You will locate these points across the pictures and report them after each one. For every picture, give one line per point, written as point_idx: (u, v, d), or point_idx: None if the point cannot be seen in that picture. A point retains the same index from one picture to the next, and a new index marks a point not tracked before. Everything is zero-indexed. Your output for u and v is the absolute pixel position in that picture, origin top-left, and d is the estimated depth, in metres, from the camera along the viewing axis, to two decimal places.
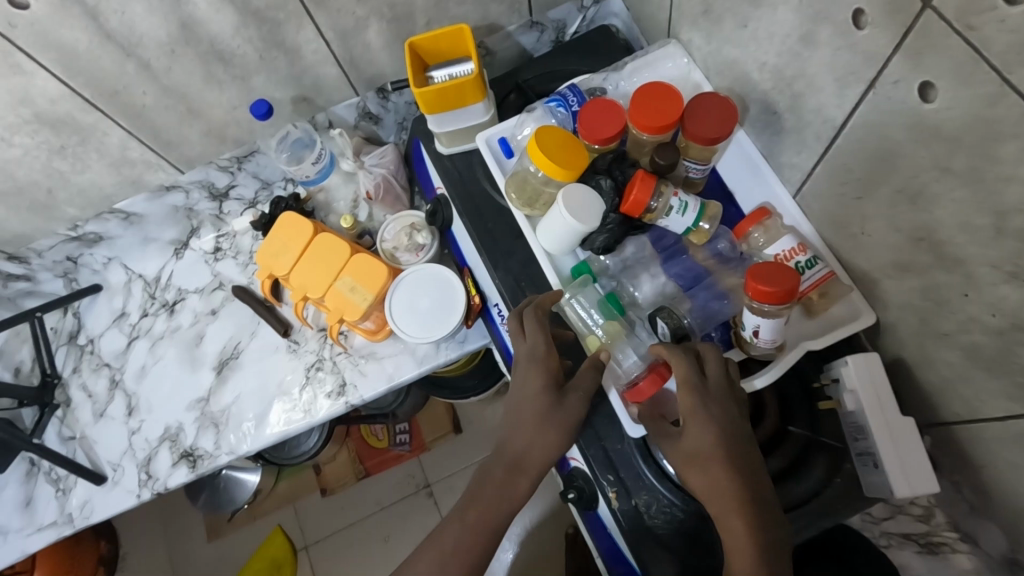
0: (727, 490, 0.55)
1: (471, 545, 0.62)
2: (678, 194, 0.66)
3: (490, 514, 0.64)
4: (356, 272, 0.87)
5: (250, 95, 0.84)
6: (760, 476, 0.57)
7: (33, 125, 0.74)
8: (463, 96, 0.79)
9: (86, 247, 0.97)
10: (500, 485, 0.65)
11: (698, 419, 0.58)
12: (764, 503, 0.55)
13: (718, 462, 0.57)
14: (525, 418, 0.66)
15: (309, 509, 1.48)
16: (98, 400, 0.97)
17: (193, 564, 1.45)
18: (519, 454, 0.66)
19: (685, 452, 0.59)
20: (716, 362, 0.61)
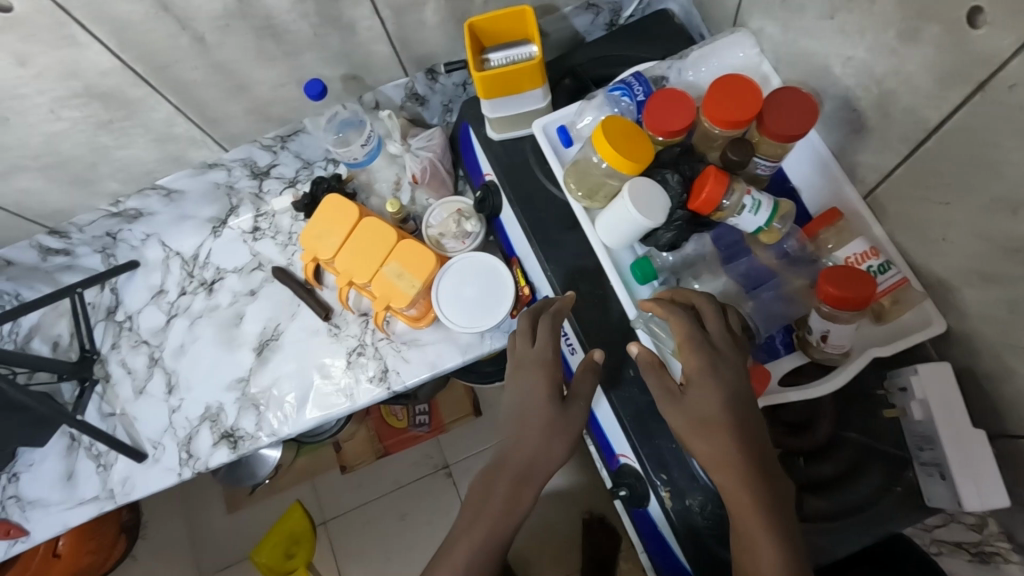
0: (729, 455, 0.56)
1: (483, 563, 0.63)
2: (752, 192, 0.64)
3: (494, 530, 0.65)
4: (403, 258, 0.86)
5: (300, 72, 0.81)
6: (761, 441, 0.58)
7: (82, 98, 0.72)
8: (523, 81, 0.76)
9: (126, 223, 0.96)
10: (506, 499, 0.66)
11: (704, 382, 0.58)
12: (767, 468, 0.56)
13: (724, 426, 0.57)
14: (532, 424, 0.68)
15: (327, 485, 1.50)
16: (138, 376, 0.97)
17: (212, 534, 1.48)
18: (527, 465, 0.67)
19: (689, 414, 0.58)
20: (715, 317, 0.61)
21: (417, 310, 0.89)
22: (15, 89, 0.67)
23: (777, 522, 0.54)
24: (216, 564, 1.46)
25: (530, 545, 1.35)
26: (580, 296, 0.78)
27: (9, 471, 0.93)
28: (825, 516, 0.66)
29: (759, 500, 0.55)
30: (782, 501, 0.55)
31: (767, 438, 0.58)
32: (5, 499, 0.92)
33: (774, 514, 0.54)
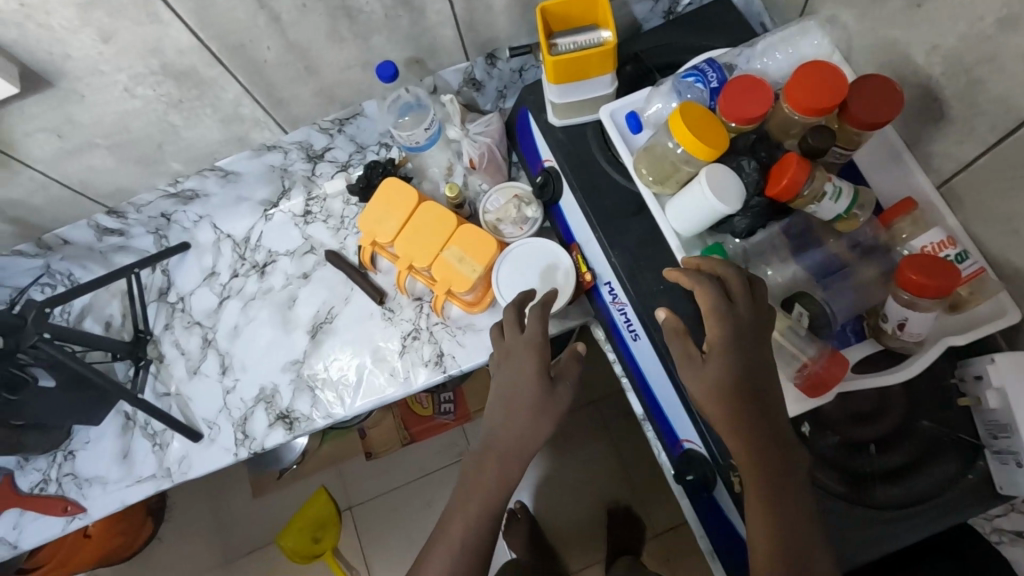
0: (744, 420, 0.58)
1: (480, 531, 0.66)
2: (833, 179, 0.64)
3: (485, 511, 0.67)
4: (464, 243, 0.86)
5: (367, 54, 0.81)
6: (772, 409, 0.59)
7: (158, 76, 0.72)
8: (593, 67, 0.76)
9: (182, 204, 0.96)
10: (499, 472, 0.68)
11: (723, 352, 0.59)
12: (778, 434, 0.58)
13: (740, 395, 0.59)
14: (523, 405, 0.69)
15: (352, 471, 1.51)
16: (191, 357, 0.97)
17: (239, 518, 1.49)
18: (517, 440, 0.69)
19: (707, 382, 0.60)
20: (742, 291, 0.62)
21: (476, 295, 0.90)
22: (96, 65, 0.67)
23: (779, 484, 0.57)
24: (245, 547, 1.48)
25: (554, 533, 1.37)
26: (646, 282, 0.77)
27: (66, 448, 0.94)
28: (896, 503, 0.66)
29: (771, 463, 0.57)
30: (790, 467, 0.58)
31: (780, 407, 0.60)
32: (62, 476, 0.93)
33: (777, 478, 0.57)
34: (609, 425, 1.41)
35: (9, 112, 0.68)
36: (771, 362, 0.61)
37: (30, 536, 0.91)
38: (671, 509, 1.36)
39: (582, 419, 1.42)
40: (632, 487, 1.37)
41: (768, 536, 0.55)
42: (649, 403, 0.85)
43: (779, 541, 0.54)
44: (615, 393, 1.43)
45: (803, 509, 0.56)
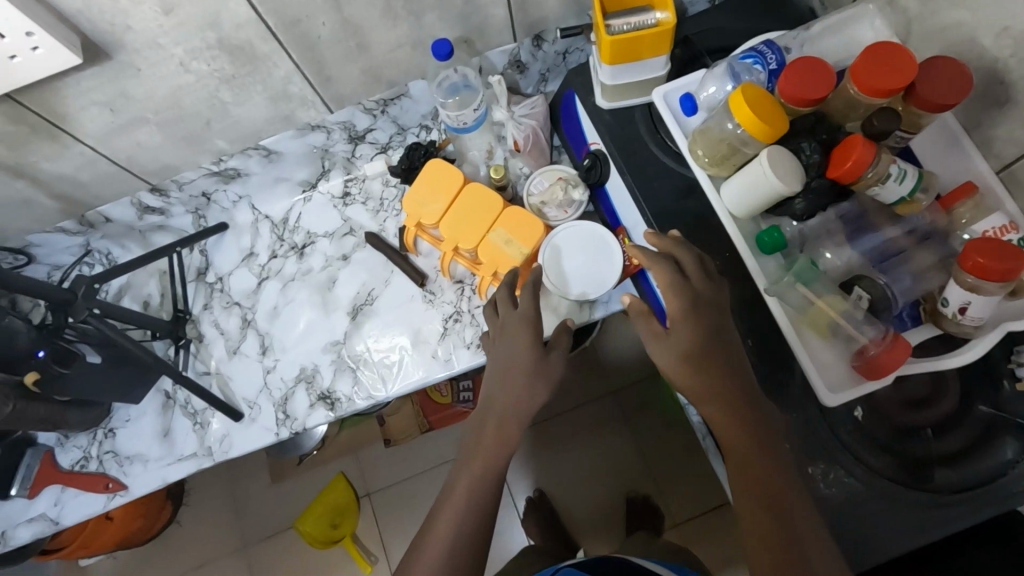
0: (707, 383, 0.65)
1: (484, 490, 0.70)
2: (898, 161, 0.64)
3: (488, 474, 0.71)
4: (510, 224, 0.86)
5: (418, 33, 0.80)
6: (737, 370, 0.65)
7: (214, 51, 0.71)
8: (648, 49, 0.76)
9: (223, 183, 0.96)
10: (496, 438, 0.72)
11: (685, 321, 0.65)
12: (746, 393, 0.65)
13: (706, 360, 0.64)
14: (514, 375, 0.73)
15: (371, 458, 1.51)
16: (231, 338, 0.98)
17: (259, 503, 1.50)
18: (512, 407, 0.73)
19: (675, 350, 0.66)
20: (694, 266, 0.67)
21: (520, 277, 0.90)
22: (154, 38, 0.67)
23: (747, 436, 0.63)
24: (263, 532, 1.48)
25: (572, 522, 1.37)
26: None
27: (106, 426, 0.95)
28: (949, 488, 0.67)
29: (736, 415, 0.64)
30: (760, 424, 0.64)
31: (744, 367, 0.66)
32: (103, 454, 0.94)
33: (748, 432, 0.64)
34: (628, 414, 1.41)
35: (65, 84, 0.68)
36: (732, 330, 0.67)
37: (71, 513, 0.92)
38: (685, 501, 1.35)
39: (601, 408, 1.42)
40: (649, 477, 1.37)
41: (750, 485, 0.62)
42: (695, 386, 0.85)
43: (756, 487, 0.62)
44: (633, 384, 1.42)
45: (772, 450, 0.63)
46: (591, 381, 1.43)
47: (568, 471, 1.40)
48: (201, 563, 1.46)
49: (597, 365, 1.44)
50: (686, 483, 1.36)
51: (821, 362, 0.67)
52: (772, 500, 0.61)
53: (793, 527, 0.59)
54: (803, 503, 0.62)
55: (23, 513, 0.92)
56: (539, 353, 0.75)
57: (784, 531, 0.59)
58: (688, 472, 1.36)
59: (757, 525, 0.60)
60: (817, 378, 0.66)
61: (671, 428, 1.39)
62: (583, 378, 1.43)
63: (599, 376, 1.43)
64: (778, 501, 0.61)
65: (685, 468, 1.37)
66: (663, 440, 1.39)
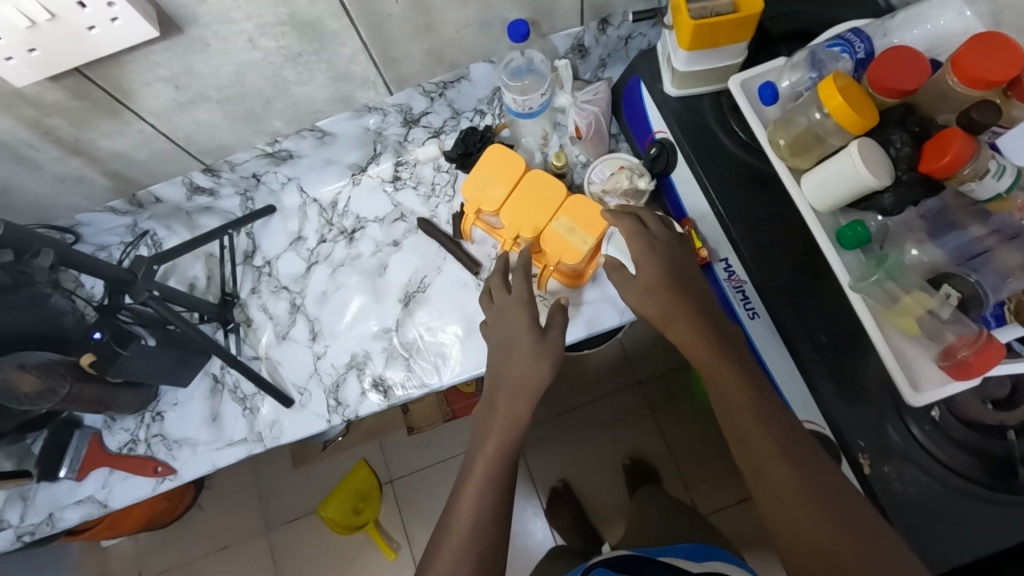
0: (696, 345, 0.69)
1: (501, 464, 0.68)
2: (997, 156, 0.62)
3: (496, 467, 0.68)
4: (574, 213, 0.84)
5: (487, 13, 0.78)
6: (724, 334, 0.69)
7: (284, 27, 0.69)
8: (728, 36, 0.73)
9: (274, 164, 0.94)
10: (507, 412, 0.73)
11: (647, 258, 0.74)
12: (743, 363, 0.67)
13: (666, 294, 0.72)
14: (518, 354, 0.76)
15: (395, 445, 1.49)
16: (280, 322, 0.96)
17: (284, 486, 1.49)
18: (517, 383, 0.74)
19: (639, 287, 0.74)
20: (653, 219, 0.79)
21: (580, 267, 0.88)
22: (227, 12, 0.64)
23: (753, 397, 0.64)
24: (287, 515, 1.47)
25: (596, 512, 1.37)
26: (771, 260, 0.76)
27: (153, 409, 0.94)
28: None
29: (753, 401, 0.63)
30: (763, 393, 0.65)
31: (735, 337, 0.70)
32: (151, 437, 0.93)
33: (754, 397, 0.64)
34: (655, 406, 1.40)
35: (132, 58, 0.66)
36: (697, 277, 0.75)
37: (119, 496, 0.91)
38: (717, 493, 1.34)
39: (627, 399, 1.41)
40: (675, 469, 1.36)
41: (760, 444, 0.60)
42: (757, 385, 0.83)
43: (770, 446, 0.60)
44: (661, 375, 1.41)
45: (793, 436, 0.61)
46: (618, 372, 1.42)
47: (588, 463, 1.39)
48: (226, 545, 1.46)
49: (623, 356, 1.43)
50: (712, 477, 1.34)
51: (907, 361, 0.66)
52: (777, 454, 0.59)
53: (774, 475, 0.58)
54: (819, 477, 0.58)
55: (71, 494, 0.91)
56: (535, 338, 0.77)
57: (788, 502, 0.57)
58: (717, 463, 1.35)
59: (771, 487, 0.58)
60: (902, 377, 0.64)
61: (694, 419, 1.38)
62: (612, 369, 1.42)
63: (625, 368, 1.42)
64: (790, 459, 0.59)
65: (709, 460, 1.36)
66: (687, 432, 1.38)
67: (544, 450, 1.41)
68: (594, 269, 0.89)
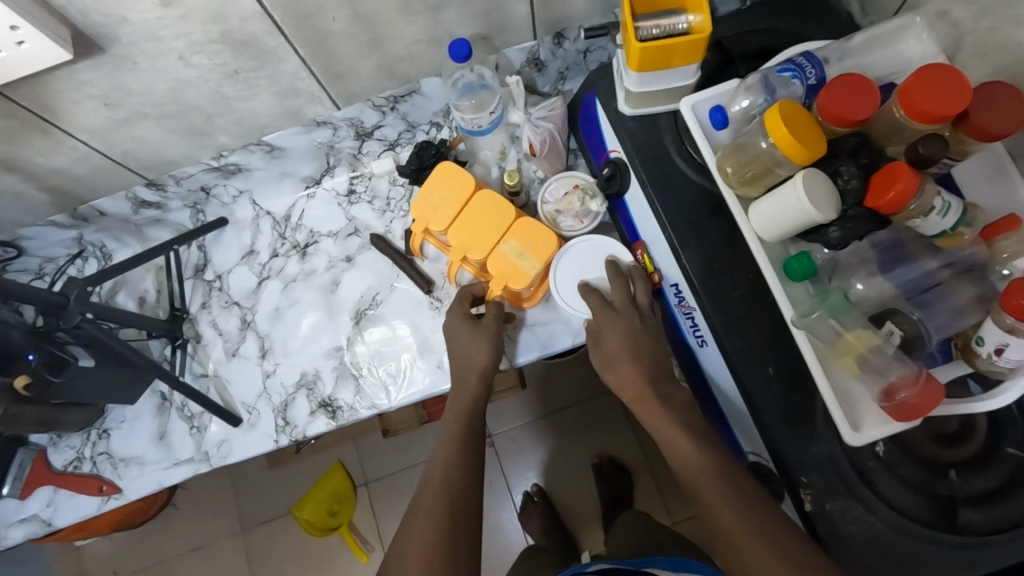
0: (628, 374, 0.73)
1: (462, 429, 0.74)
2: (943, 194, 0.60)
3: (464, 433, 0.73)
4: (522, 236, 0.83)
5: (435, 28, 0.75)
6: (652, 352, 0.74)
7: (217, 45, 0.66)
8: (680, 57, 0.71)
9: (223, 178, 0.91)
10: (469, 390, 0.78)
11: (610, 322, 0.77)
12: (666, 387, 0.72)
13: (623, 365, 0.74)
14: (459, 334, 0.81)
15: (371, 446, 1.47)
16: (230, 339, 0.95)
17: (256, 488, 1.47)
18: (467, 363, 0.80)
19: (601, 354, 0.77)
20: (619, 289, 0.80)
21: (530, 289, 0.87)
22: (153, 30, 0.61)
23: (682, 419, 0.69)
24: (260, 516, 1.46)
25: (572, 518, 1.36)
26: (721, 289, 0.74)
27: (99, 426, 0.92)
28: (977, 530, 0.64)
29: (696, 445, 0.65)
30: (693, 418, 0.69)
31: (662, 366, 0.74)
32: (96, 455, 0.91)
33: (678, 415, 0.69)
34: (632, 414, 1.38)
35: (57, 77, 0.63)
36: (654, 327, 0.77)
37: (64, 515, 0.89)
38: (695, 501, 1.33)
39: (604, 406, 1.39)
40: (651, 478, 1.35)
41: (688, 454, 0.65)
42: (708, 412, 0.81)
43: (701, 451, 0.65)
44: None
45: (729, 460, 0.64)
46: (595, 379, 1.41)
47: (566, 472, 1.38)
48: (201, 545, 1.45)
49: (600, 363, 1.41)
50: None
51: (851, 399, 0.65)
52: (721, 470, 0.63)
53: (703, 489, 0.63)
54: (752, 494, 0.61)
55: (14, 513, 0.89)
56: (471, 322, 0.81)
57: (723, 500, 0.60)
58: None
59: (718, 488, 0.61)
60: (843, 417, 0.63)
61: None
62: (589, 375, 1.41)
63: None
64: (727, 471, 0.63)
65: None
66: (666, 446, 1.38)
67: (518, 456, 1.39)
68: (544, 292, 0.89)
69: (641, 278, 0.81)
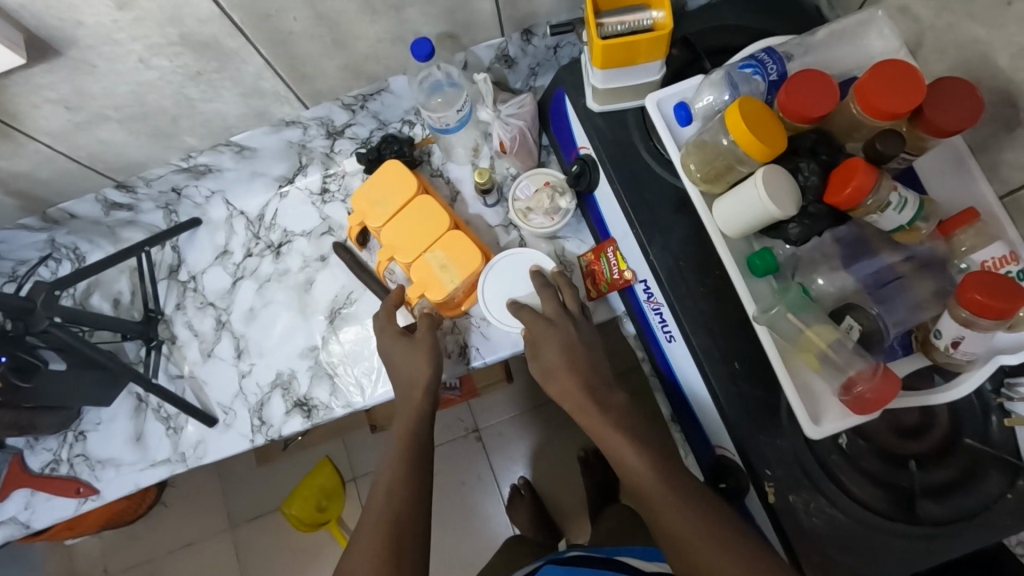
0: (570, 388, 0.73)
1: (407, 447, 0.73)
2: (900, 189, 0.60)
3: (411, 448, 0.73)
4: (448, 248, 0.85)
5: (400, 26, 0.75)
6: (591, 363, 0.75)
7: (177, 47, 0.66)
8: (644, 54, 0.71)
9: (194, 179, 0.91)
10: (414, 405, 0.77)
11: (542, 333, 0.78)
12: (604, 396, 0.72)
13: (564, 376, 0.74)
14: (400, 360, 0.81)
15: (358, 442, 1.48)
16: (205, 339, 0.95)
17: (243, 485, 1.48)
18: (411, 379, 0.79)
19: (540, 365, 0.77)
20: (552, 299, 0.80)
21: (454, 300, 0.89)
22: (110, 34, 0.61)
23: (626, 428, 0.69)
24: (248, 513, 1.46)
25: (558, 512, 1.37)
26: (688, 286, 0.74)
27: (75, 429, 0.93)
28: (934, 520, 0.65)
29: (638, 453, 0.67)
30: (640, 430, 0.70)
31: (603, 374, 0.75)
32: (73, 457, 0.92)
33: (625, 423, 0.70)
34: None
35: (14, 81, 0.63)
36: (587, 337, 0.79)
37: (42, 517, 0.90)
38: None
39: None
40: None
41: (636, 466, 0.66)
42: (680, 406, 0.82)
43: (649, 461, 0.66)
44: None
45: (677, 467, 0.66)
46: None
47: (553, 465, 1.39)
48: (190, 542, 1.46)
49: None
50: None
51: (814, 392, 0.66)
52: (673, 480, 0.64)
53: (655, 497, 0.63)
54: (697, 499, 0.62)
55: None
56: (405, 339, 0.82)
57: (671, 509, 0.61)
58: None
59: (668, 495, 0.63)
60: (802, 409, 0.64)
61: None
62: None
63: None
64: (675, 479, 0.64)
65: None
66: None
67: (502, 450, 1.40)
68: (472, 304, 0.91)
69: (568, 286, 0.82)
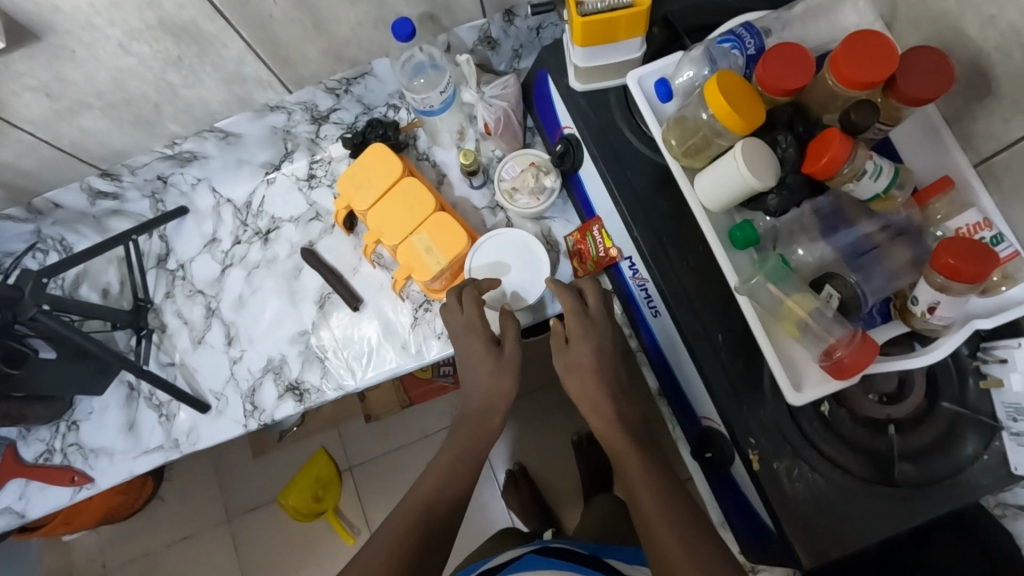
0: (587, 389, 0.75)
1: (460, 464, 0.74)
2: (875, 158, 0.62)
3: (465, 469, 0.74)
4: (434, 230, 0.86)
5: (380, 9, 0.75)
6: (609, 365, 0.76)
7: (156, 32, 0.66)
8: (622, 30, 0.72)
9: (179, 166, 0.91)
10: (477, 422, 0.77)
11: (581, 336, 0.77)
12: (612, 400, 0.75)
13: (585, 375, 0.76)
14: (478, 367, 0.77)
15: (354, 433, 1.48)
16: (195, 327, 0.96)
17: (240, 476, 1.48)
18: (485, 401, 0.77)
19: (565, 359, 0.77)
20: (595, 295, 0.80)
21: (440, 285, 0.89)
22: (88, 19, 0.61)
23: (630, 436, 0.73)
24: (246, 505, 1.47)
25: (551, 495, 1.39)
26: (671, 261, 0.75)
27: (68, 419, 0.93)
28: (912, 482, 0.67)
29: (642, 463, 0.71)
30: (646, 442, 0.74)
31: (619, 377, 0.77)
32: (67, 446, 0.92)
33: (626, 432, 0.74)
34: None
35: None
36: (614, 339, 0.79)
37: (37, 506, 0.90)
38: None
39: None
40: None
41: (637, 469, 0.70)
42: (666, 381, 0.84)
43: (648, 467, 0.70)
44: None
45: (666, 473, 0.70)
46: None
47: (546, 450, 1.40)
48: (187, 535, 1.47)
49: None
50: None
51: (794, 359, 0.67)
52: (663, 489, 0.68)
53: (639, 505, 0.68)
54: (682, 509, 0.66)
55: None
56: (493, 350, 0.77)
57: (659, 518, 0.65)
58: None
59: (655, 505, 0.66)
60: (784, 376, 0.65)
61: None
62: None
63: None
64: (659, 484, 0.68)
65: None
66: None
67: None
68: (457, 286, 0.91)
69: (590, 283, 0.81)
